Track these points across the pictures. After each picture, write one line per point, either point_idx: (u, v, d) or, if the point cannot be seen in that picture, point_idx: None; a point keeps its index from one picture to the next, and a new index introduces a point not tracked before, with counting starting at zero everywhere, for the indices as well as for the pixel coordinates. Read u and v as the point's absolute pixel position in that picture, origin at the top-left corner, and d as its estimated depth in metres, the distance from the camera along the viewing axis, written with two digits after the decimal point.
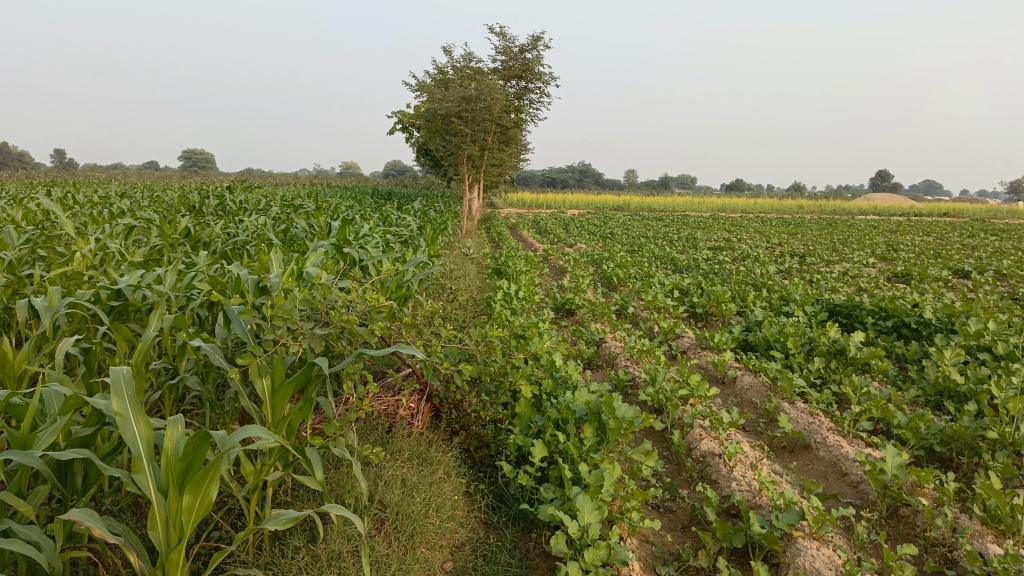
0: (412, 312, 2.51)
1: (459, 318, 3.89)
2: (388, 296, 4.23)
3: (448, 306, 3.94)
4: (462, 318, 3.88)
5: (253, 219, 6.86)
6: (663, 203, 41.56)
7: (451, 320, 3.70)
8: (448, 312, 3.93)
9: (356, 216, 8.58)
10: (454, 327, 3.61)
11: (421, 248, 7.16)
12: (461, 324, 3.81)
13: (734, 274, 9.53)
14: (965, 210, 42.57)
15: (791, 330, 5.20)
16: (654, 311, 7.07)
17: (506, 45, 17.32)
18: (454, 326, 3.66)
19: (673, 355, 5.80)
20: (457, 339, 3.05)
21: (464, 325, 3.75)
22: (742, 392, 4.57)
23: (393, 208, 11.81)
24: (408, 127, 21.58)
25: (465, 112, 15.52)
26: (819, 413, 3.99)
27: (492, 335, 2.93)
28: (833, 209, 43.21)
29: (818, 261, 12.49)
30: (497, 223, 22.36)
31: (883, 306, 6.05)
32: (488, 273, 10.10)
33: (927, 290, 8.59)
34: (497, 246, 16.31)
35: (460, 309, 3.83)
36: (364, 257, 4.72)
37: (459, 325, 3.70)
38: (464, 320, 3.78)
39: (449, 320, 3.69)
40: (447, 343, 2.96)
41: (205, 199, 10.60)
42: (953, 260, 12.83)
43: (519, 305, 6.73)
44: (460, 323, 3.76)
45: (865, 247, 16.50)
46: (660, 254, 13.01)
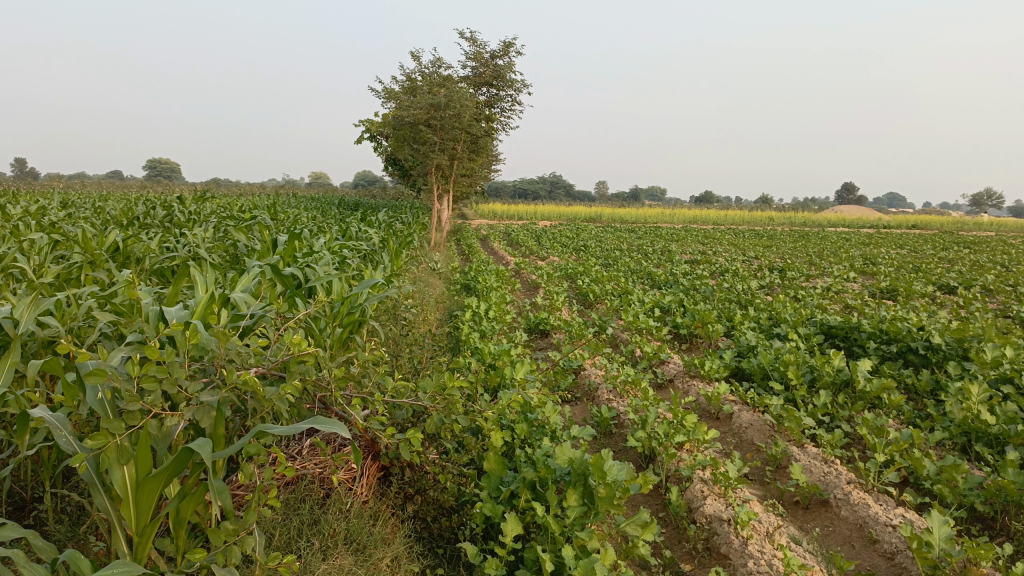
0: (347, 365, 1.90)
1: (414, 357, 3.30)
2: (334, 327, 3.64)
3: (401, 346, 3.34)
4: (420, 358, 3.29)
5: (195, 232, 6.20)
6: (635, 214, 41.32)
7: (403, 365, 3.10)
8: (402, 354, 3.33)
9: (313, 229, 7.94)
10: (406, 373, 3.01)
11: (382, 265, 6.55)
12: (416, 369, 3.21)
13: (716, 290, 9.05)
14: (932, 223, 42.97)
15: (791, 357, 4.68)
16: (635, 333, 6.54)
17: (476, 51, 16.76)
18: (405, 372, 3.06)
19: (659, 384, 5.26)
20: (407, 390, 2.44)
21: (420, 368, 3.14)
22: (741, 431, 4.03)
23: (357, 220, 11.17)
24: (376, 136, 20.95)
25: (434, 120, 14.94)
26: (834, 460, 3.47)
27: (449, 384, 2.35)
28: (803, 221, 43.29)
29: (799, 276, 12.11)
30: (468, 235, 21.80)
31: (883, 328, 5.57)
32: (457, 289, 9.51)
33: (918, 308, 8.18)
34: (467, 259, 15.74)
35: (417, 349, 3.24)
36: (309, 279, 4.11)
37: (414, 370, 3.10)
38: (422, 363, 3.17)
39: (398, 364, 3.10)
40: (395, 396, 2.35)
41: (152, 210, 9.86)
42: (934, 275, 12.52)
43: (489, 327, 6.15)
44: (415, 365, 3.16)
45: (843, 261, 16.18)
46: (636, 268, 12.54)
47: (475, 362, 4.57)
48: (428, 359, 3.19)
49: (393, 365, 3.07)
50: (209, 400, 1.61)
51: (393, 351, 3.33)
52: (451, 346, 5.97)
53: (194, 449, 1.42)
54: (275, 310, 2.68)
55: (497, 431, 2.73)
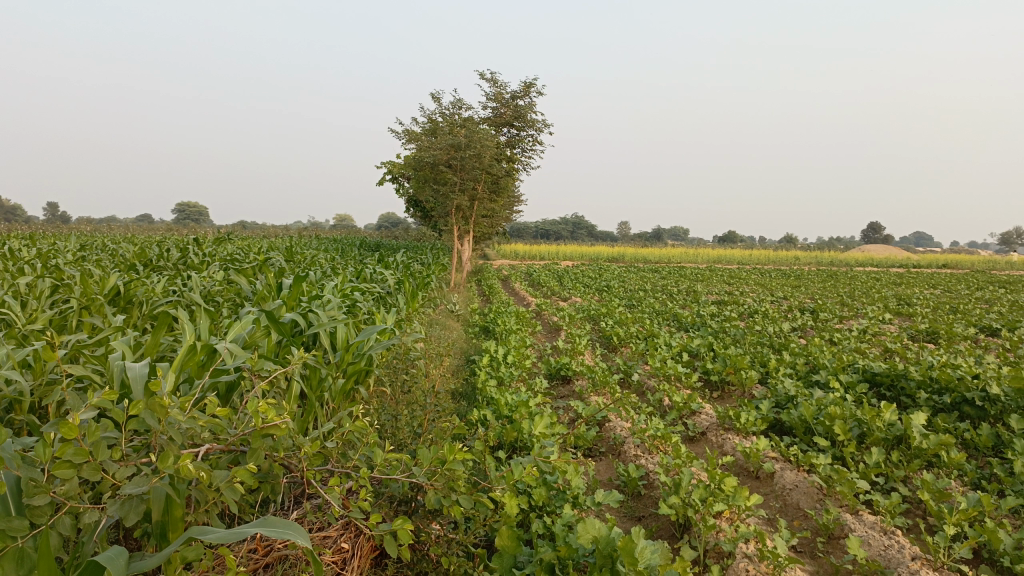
0: (324, 441, 1.60)
1: (421, 418, 2.98)
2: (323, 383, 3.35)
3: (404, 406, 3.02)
4: (425, 417, 2.96)
5: (202, 276, 5.96)
6: (659, 253, 40.93)
7: (405, 429, 2.77)
8: (407, 414, 3.01)
9: (327, 272, 7.70)
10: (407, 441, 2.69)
11: (395, 309, 6.26)
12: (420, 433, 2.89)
13: (747, 333, 8.64)
14: (964, 262, 42.07)
15: (836, 410, 4.28)
16: (663, 380, 6.16)
17: (497, 91, 16.66)
18: (407, 438, 2.73)
19: (690, 438, 4.88)
20: (403, 462, 2.08)
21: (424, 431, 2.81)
22: (785, 494, 3.65)
23: (375, 262, 10.95)
24: (397, 178, 20.93)
25: (454, 160, 14.79)
26: (895, 531, 3.06)
27: (447, 454, 2.03)
28: (830, 260, 42.60)
29: (831, 317, 11.64)
30: (490, 276, 21.54)
31: (933, 376, 5.14)
32: (476, 331, 9.19)
33: (965, 352, 7.69)
34: (487, 301, 15.43)
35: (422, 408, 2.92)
36: (308, 326, 3.82)
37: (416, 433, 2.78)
38: (428, 425, 2.85)
39: (400, 427, 2.78)
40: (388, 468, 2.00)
41: (167, 252, 9.71)
42: (974, 316, 11.97)
43: (507, 375, 5.80)
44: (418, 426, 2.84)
45: (876, 301, 15.64)
46: (661, 310, 12.15)
47: (491, 415, 4.22)
48: (435, 418, 2.87)
49: (394, 428, 2.75)
50: (138, 492, 1.29)
51: (396, 411, 3.01)
52: (467, 395, 5.63)
53: (102, 562, 1.09)
54: (265, 372, 2.39)
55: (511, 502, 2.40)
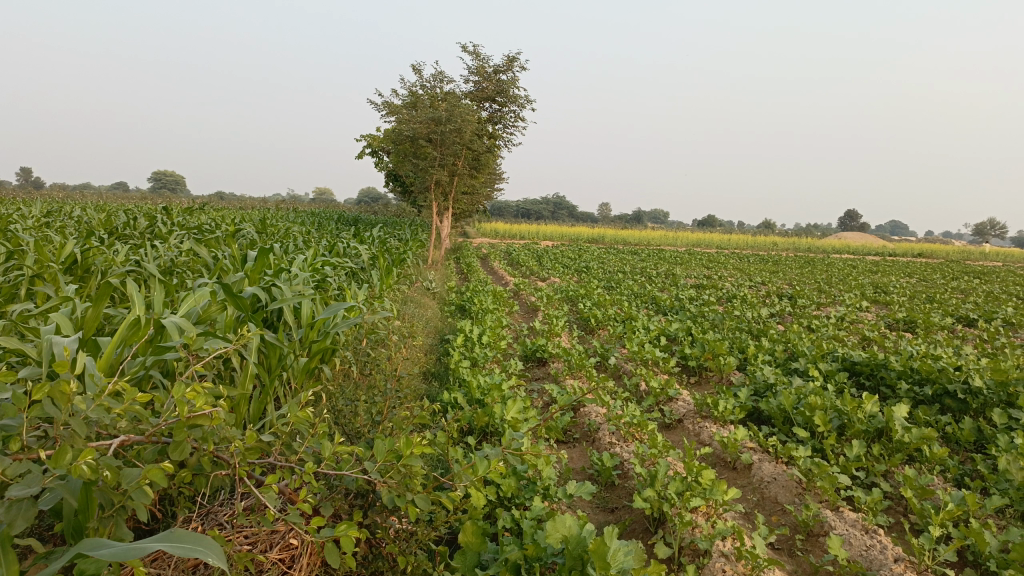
0: (262, 434, 1.44)
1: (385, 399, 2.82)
2: (279, 362, 3.17)
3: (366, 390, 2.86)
4: (389, 403, 2.79)
5: (165, 244, 5.71)
6: (639, 235, 40.91)
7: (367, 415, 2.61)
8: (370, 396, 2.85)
9: (299, 245, 7.46)
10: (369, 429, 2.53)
11: (366, 286, 6.07)
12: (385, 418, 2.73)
13: (725, 318, 8.55)
14: (938, 252, 42.52)
15: (816, 400, 4.18)
16: (640, 364, 6.03)
17: (480, 65, 16.33)
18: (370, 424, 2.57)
19: (667, 425, 4.76)
20: (359, 456, 1.91)
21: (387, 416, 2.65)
22: (763, 488, 3.54)
23: (350, 236, 10.70)
24: (377, 151, 20.58)
25: (433, 134, 14.53)
26: (876, 530, 2.97)
27: (404, 449, 1.84)
28: (808, 246, 42.85)
29: (809, 304, 11.60)
30: (468, 253, 21.34)
31: (914, 367, 5.06)
32: (451, 309, 9.01)
33: (942, 342, 7.65)
34: (464, 278, 15.24)
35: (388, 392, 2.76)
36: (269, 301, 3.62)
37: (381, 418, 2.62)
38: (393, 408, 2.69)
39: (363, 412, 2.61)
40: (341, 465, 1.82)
41: (135, 220, 9.39)
42: (950, 305, 12.02)
43: (480, 356, 5.65)
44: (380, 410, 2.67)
45: (853, 288, 15.67)
46: (640, 292, 12.04)
47: (462, 398, 4.07)
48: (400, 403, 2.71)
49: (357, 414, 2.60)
50: (27, 493, 1.12)
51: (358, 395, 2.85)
52: (439, 376, 5.48)
53: None
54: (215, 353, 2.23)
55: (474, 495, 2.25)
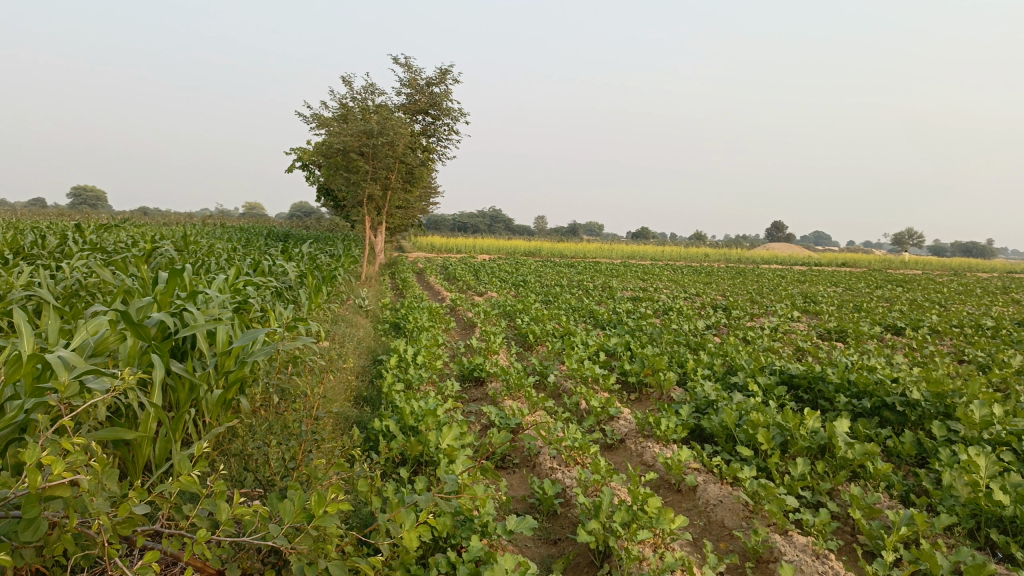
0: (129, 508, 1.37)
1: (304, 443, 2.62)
2: (187, 398, 2.90)
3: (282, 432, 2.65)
4: (298, 451, 2.57)
5: (70, 266, 5.29)
6: (574, 248, 41.13)
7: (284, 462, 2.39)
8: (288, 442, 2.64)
9: (221, 264, 7.08)
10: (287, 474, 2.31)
11: (292, 307, 5.77)
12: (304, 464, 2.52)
13: (663, 331, 8.51)
14: (860, 261, 44.06)
15: (758, 417, 4.10)
16: (580, 381, 5.90)
17: (412, 78, 16.10)
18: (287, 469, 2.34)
19: (608, 445, 4.62)
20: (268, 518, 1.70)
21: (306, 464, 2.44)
22: (710, 511, 3.42)
23: (278, 253, 10.29)
24: (308, 165, 20.07)
25: (365, 148, 14.22)
26: (826, 554, 2.88)
27: (318, 507, 1.66)
28: (738, 257, 43.83)
29: (744, 315, 11.71)
30: (404, 269, 20.96)
31: (851, 379, 5.05)
32: (385, 328, 8.73)
33: (873, 352, 7.76)
34: (399, 294, 14.89)
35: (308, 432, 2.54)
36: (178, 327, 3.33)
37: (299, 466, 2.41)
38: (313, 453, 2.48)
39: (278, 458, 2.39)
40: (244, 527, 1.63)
41: (43, 239, 8.79)
42: (878, 314, 12.30)
43: (415, 378, 5.42)
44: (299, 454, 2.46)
45: (784, 298, 15.98)
46: (577, 306, 11.96)
47: (394, 426, 3.84)
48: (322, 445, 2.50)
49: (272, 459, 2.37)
50: None
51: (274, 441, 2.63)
52: (371, 400, 5.22)
53: None
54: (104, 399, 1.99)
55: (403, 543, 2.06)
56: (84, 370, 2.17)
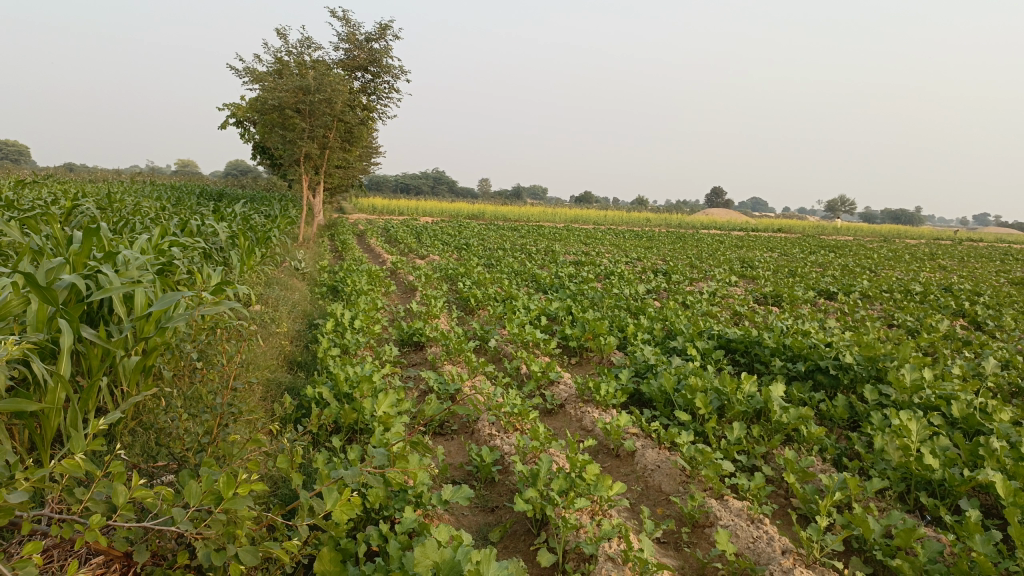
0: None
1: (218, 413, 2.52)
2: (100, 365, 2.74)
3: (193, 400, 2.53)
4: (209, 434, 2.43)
5: None
6: (517, 211, 41.01)
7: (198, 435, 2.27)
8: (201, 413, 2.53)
9: (146, 223, 6.75)
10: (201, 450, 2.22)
11: (221, 270, 5.53)
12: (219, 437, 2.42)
13: (604, 295, 8.52)
14: (796, 227, 45.16)
15: (697, 382, 4.11)
16: (520, 346, 5.84)
17: (351, 32, 15.59)
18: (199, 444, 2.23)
19: (547, 410, 4.59)
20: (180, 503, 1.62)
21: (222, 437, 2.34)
22: (648, 476, 3.42)
23: (209, 213, 9.89)
24: (243, 122, 19.36)
25: (302, 104, 13.75)
26: (762, 518, 2.90)
27: (228, 489, 1.61)
28: (678, 222, 44.39)
29: (683, 279, 11.83)
30: (344, 230, 20.53)
31: (786, 343, 5.12)
32: (323, 290, 8.51)
33: (808, 316, 7.92)
34: (338, 256, 14.58)
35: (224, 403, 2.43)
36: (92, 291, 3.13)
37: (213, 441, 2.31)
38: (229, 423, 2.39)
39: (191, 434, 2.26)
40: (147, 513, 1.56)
41: None
42: (811, 279, 12.59)
43: (351, 343, 5.29)
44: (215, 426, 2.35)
45: (722, 263, 16.23)
46: (520, 269, 11.89)
47: (327, 393, 3.71)
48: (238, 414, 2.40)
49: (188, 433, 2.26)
50: None
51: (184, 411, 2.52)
52: (305, 366, 5.07)
53: None
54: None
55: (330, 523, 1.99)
56: None
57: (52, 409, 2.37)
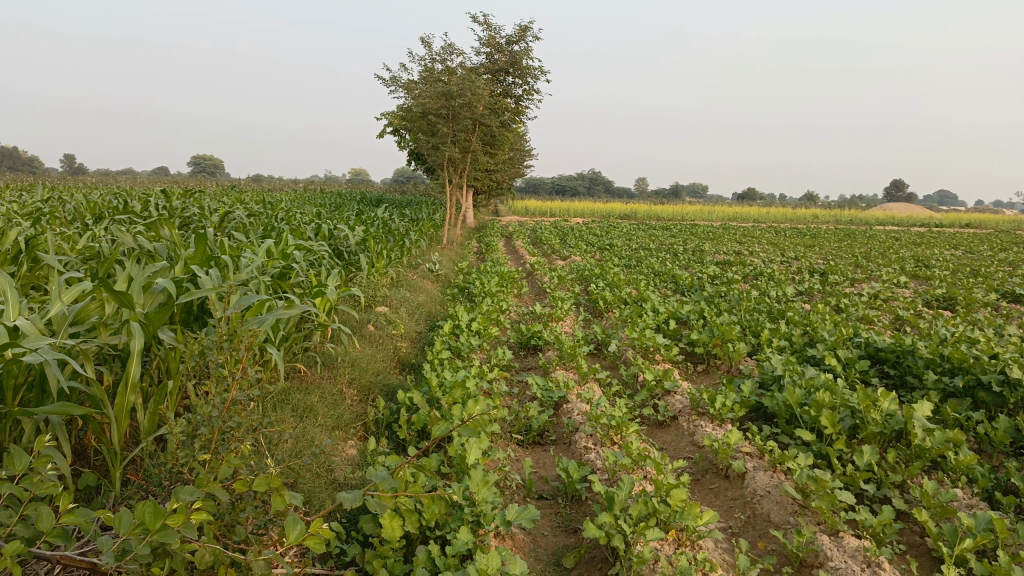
0: None
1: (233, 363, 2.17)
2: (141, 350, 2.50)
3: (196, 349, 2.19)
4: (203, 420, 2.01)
5: (123, 227, 5.32)
6: (672, 210, 39.90)
7: (205, 435, 1.93)
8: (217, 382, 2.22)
9: (283, 228, 7.06)
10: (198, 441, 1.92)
11: (341, 273, 5.65)
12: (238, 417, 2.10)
13: (744, 297, 7.97)
14: (987, 221, 40.77)
15: (823, 396, 3.64)
16: (640, 352, 5.53)
17: (493, 36, 15.78)
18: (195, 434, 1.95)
19: (659, 422, 4.27)
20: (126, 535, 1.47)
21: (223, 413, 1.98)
22: (755, 503, 3.03)
23: (352, 218, 10.27)
24: (396, 130, 20.15)
25: (445, 109, 14.02)
26: (880, 563, 2.46)
27: (157, 521, 1.40)
28: (848, 219, 41.45)
29: (841, 280, 10.90)
30: (492, 233, 20.82)
31: (943, 354, 4.48)
32: (454, 292, 8.56)
33: (982, 322, 6.99)
34: (482, 258, 14.74)
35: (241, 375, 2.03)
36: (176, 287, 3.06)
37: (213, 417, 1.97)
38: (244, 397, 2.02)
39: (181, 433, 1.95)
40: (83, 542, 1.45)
41: (126, 204, 9.06)
42: (995, 279, 11.20)
43: (464, 346, 5.21)
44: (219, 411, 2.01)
45: (892, 262, 14.86)
46: (660, 270, 11.46)
47: (417, 398, 3.62)
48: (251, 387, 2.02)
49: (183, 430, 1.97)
50: None
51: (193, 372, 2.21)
52: (416, 368, 5.05)
53: None
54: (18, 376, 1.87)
55: (316, 544, 1.61)
56: (25, 345, 2.06)
57: (120, 412, 2.44)
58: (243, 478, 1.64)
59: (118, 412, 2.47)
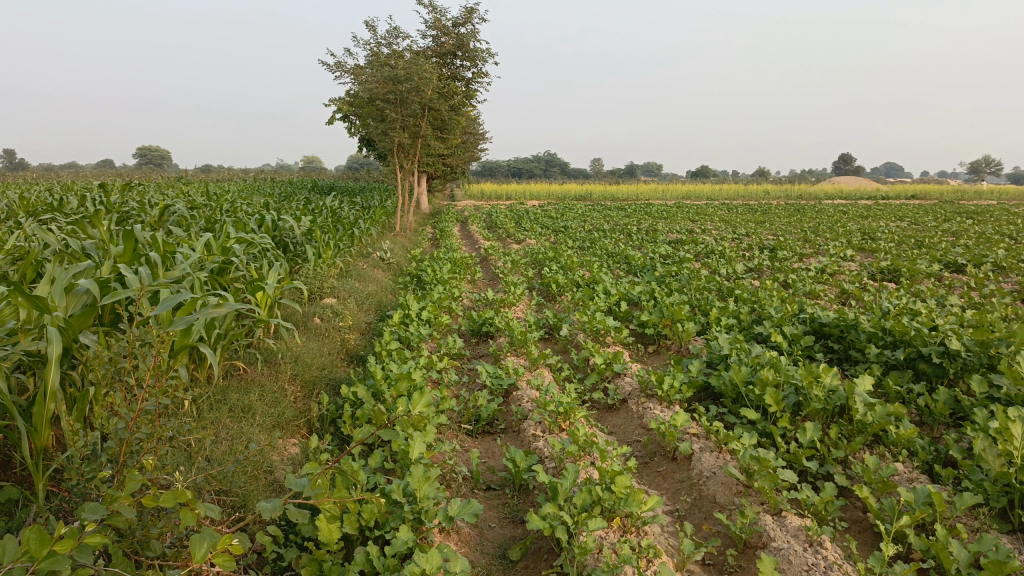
0: None
1: (145, 371, 2.09)
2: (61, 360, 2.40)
3: (107, 354, 2.07)
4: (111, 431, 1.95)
5: (53, 224, 5.09)
6: (627, 190, 40.10)
7: (111, 449, 1.87)
8: (130, 390, 2.13)
9: (224, 220, 6.86)
10: (104, 455, 1.86)
11: (284, 266, 5.51)
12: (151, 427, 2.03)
13: (695, 276, 8.02)
14: (932, 193, 41.83)
15: (768, 374, 3.66)
16: (591, 335, 5.52)
17: (439, 19, 15.57)
18: (101, 448, 1.89)
19: (609, 406, 4.26)
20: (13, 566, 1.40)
21: (131, 424, 1.91)
22: (701, 485, 3.04)
23: (299, 207, 10.06)
24: (346, 116, 19.83)
25: (393, 94, 13.82)
26: (822, 540, 2.48)
27: (44, 549, 1.34)
28: (798, 194, 42.16)
29: (790, 255, 11.06)
30: (447, 218, 20.65)
31: (885, 328, 4.55)
32: (405, 280, 8.46)
33: (925, 293, 7.15)
34: (436, 244, 14.61)
35: (150, 384, 1.96)
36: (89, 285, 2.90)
37: (121, 429, 1.91)
38: (154, 407, 1.96)
39: (87, 447, 1.88)
40: None
41: (60, 198, 8.73)
42: (938, 250, 11.48)
43: (413, 336, 5.14)
44: (128, 421, 1.94)
45: (840, 236, 15.12)
46: (614, 251, 11.49)
47: (360, 393, 3.54)
48: (160, 397, 1.94)
49: (89, 444, 1.90)
50: None
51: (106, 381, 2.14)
52: (364, 360, 4.96)
53: None
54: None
55: (226, 562, 1.53)
56: None
57: (38, 421, 2.33)
58: (148, 495, 1.58)
59: (37, 421, 2.37)
